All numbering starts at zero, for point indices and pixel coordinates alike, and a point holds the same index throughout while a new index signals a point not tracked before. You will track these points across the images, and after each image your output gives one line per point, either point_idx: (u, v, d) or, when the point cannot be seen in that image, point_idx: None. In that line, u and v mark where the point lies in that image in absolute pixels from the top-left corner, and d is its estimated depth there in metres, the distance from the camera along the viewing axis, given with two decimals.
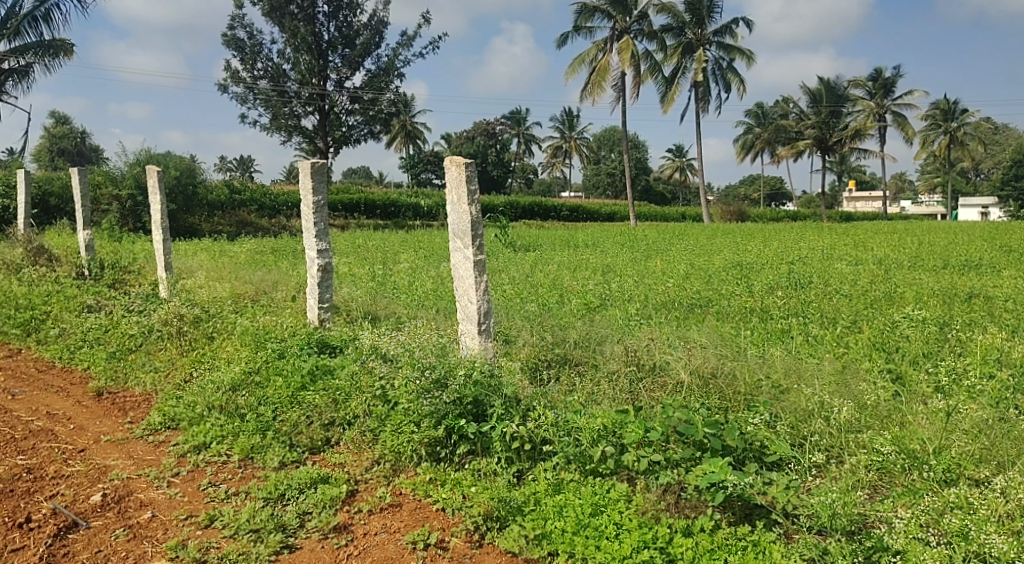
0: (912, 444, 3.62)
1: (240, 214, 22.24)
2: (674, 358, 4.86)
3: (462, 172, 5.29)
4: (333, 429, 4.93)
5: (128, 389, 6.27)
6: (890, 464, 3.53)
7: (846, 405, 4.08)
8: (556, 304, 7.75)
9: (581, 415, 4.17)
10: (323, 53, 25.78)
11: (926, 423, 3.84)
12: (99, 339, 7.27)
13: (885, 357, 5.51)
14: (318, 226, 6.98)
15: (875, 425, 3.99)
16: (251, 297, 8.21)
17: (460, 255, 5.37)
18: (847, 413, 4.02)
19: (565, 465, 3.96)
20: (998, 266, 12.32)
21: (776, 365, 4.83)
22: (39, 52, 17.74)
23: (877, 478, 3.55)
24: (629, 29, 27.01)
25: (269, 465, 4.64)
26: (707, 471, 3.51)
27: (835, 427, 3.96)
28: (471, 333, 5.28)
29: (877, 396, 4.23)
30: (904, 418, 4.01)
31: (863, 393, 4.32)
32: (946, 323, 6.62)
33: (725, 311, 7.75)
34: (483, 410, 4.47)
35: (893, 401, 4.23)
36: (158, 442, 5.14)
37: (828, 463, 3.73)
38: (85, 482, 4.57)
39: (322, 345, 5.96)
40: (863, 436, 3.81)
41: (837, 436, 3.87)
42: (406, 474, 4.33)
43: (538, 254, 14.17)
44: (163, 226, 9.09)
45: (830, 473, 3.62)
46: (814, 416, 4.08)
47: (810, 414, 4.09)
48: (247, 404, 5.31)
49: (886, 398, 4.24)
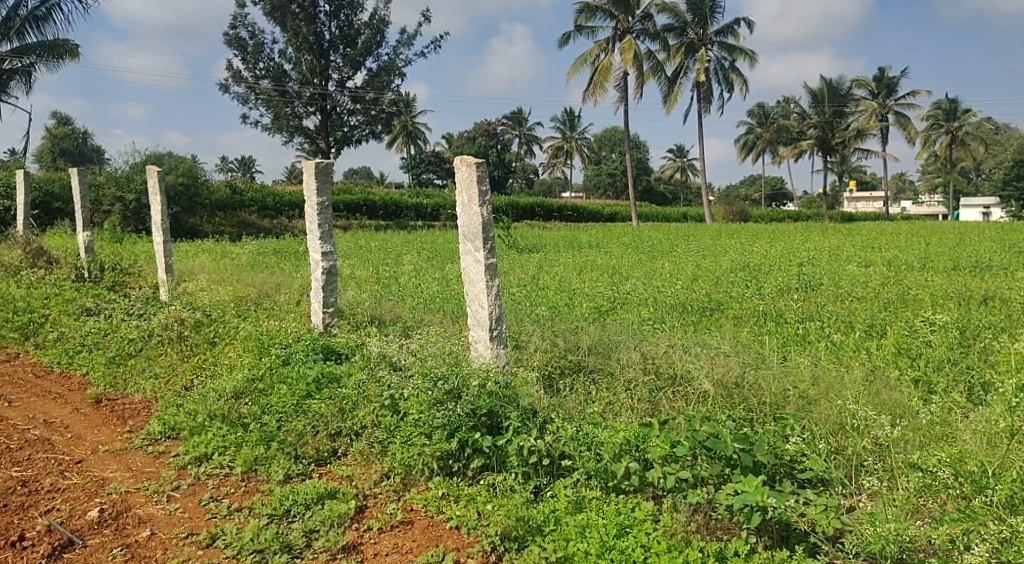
0: (971, 463, 3.37)
1: (241, 215, 22.05)
2: (696, 368, 4.66)
3: (473, 172, 5.10)
4: (340, 439, 4.75)
5: (128, 395, 6.08)
6: (946, 486, 3.27)
7: (885, 420, 3.89)
8: (566, 308, 7.59)
9: (602, 428, 3.97)
10: (324, 53, 25.59)
11: (980, 441, 3.60)
12: (98, 343, 7.09)
13: (910, 364, 5.33)
14: (322, 228, 6.79)
15: (920, 441, 3.79)
16: (254, 300, 8.04)
17: (470, 259, 5.17)
18: (891, 430, 3.80)
19: (586, 481, 3.77)
20: (1009, 266, 12.14)
21: (804, 374, 4.64)
22: (41, 53, 17.59)
23: (928, 502, 3.31)
24: (632, 29, 26.80)
25: (273, 478, 4.45)
26: (741, 490, 3.28)
27: (877, 445, 3.73)
28: (482, 339, 5.09)
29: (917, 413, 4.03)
30: (952, 432, 3.79)
31: (898, 408, 4.14)
32: (966, 328, 6.46)
33: (740, 315, 7.58)
34: (498, 422, 4.27)
35: (931, 414, 4.04)
36: (158, 453, 4.95)
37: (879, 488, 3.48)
38: (81, 496, 4.38)
39: (327, 351, 5.77)
40: (915, 455, 3.56)
41: (881, 456, 3.68)
42: (417, 488, 4.14)
43: (542, 255, 14.03)
44: (164, 228, 8.88)
45: (880, 497, 3.39)
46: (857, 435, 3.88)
47: (845, 430, 3.90)
48: (252, 414, 5.14)
49: (926, 412, 4.03)
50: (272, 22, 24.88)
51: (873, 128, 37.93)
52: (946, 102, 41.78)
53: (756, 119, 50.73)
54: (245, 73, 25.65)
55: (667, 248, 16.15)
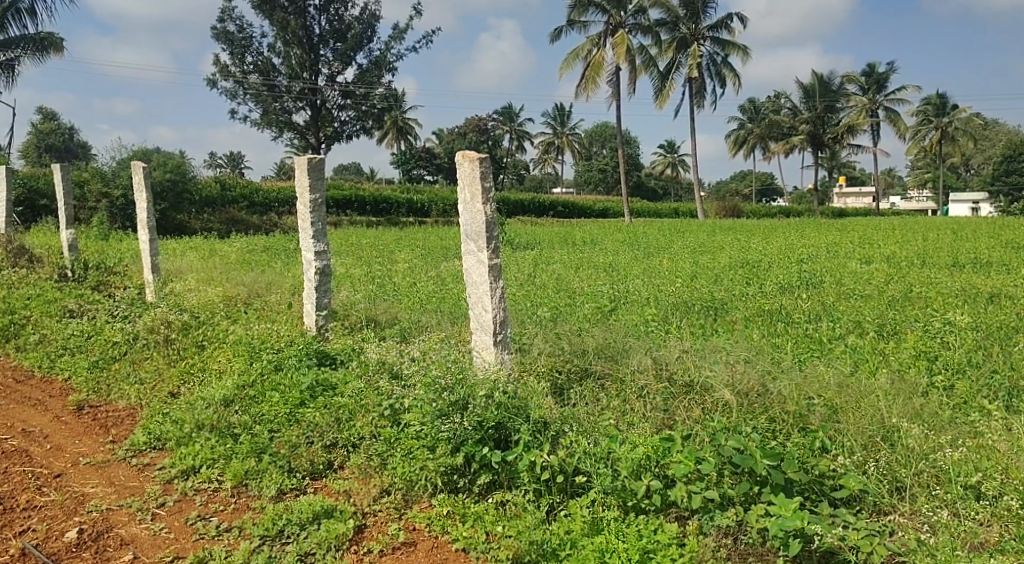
0: None
1: (229, 211, 21.65)
2: (715, 377, 4.41)
3: (476, 168, 4.82)
4: (336, 451, 4.49)
5: (112, 402, 5.80)
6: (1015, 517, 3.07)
7: (932, 443, 3.68)
8: (568, 309, 7.29)
9: (619, 442, 3.73)
10: (315, 47, 25.20)
11: None
12: (81, 347, 6.79)
13: (931, 368, 5.09)
14: (316, 226, 6.50)
15: (968, 457, 3.58)
16: (244, 300, 7.74)
17: (474, 260, 4.90)
18: (953, 455, 3.58)
19: (603, 500, 3.52)
20: (1009, 263, 11.90)
21: (827, 382, 4.41)
22: (25, 47, 17.16)
23: (997, 538, 3.10)
24: (624, 24, 26.49)
25: (266, 494, 4.17)
26: (780, 515, 3.08)
27: (926, 470, 3.55)
28: (486, 344, 4.83)
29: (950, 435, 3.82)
30: (1006, 448, 3.58)
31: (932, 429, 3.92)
32: (982, 328, 6.22)
33: (747, 314, 7.29)
34: (506, 436, 4.02)
35: (964, 436, 3.84)
36: (142, 465, 4.68)
37: (931, 517, 3.28)
38: (59, 515, 4.10)
39: (322, 356, 5.50)
40: (973, 480, 3.39)
41: (930, 481, 3.50)
42: (419, 506, 3.90)
43: (538, 253, 13.69)
44: (150, 227, 8.56)
45: (940, 530, 3.18)
46: (896, 455, 3.67)
47: (886, 456, 3.69)
48: (241, 424, 4.86)
49: (959, 437, 3.83)
50: (261, 15, 24.50)
51: (863, 125, 37.89)
52: (935, 98, 41.70)
53: (748, 115, 50.73)
54: (233, 68, 25.24)
55: (663, 244, 15.81)
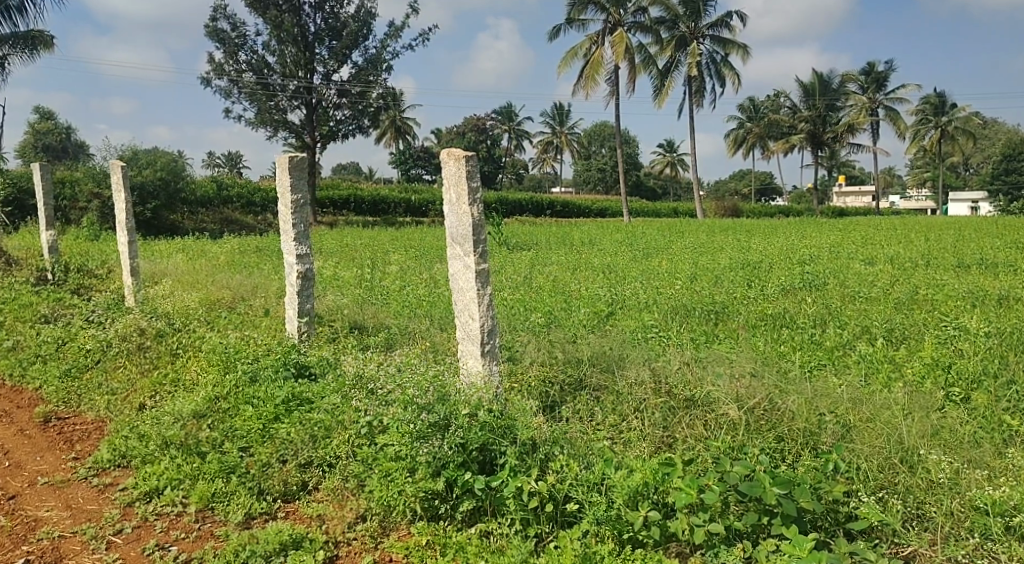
0: None
1: (223, 211, 21.34)
2: (719, 391, 4.08)
3: (462, 166, 4.48)
4: (310, 471, 4.16)
5: (81, 414, 5.47)
6: None
7: (960, 471, 3.38)
8: (562, 314, 6.98)
9: (614, 466, 3.41)
10: (309, 45, 24.86)
11: None
12: (53, 355, 6.45)
13: (947, 380, 4.75)
14: (298, 228, 6.17)
15: (1002, 489, 3.26)
16: (228, 305, 7.43)
17: (461, 264, 4.57)
18: (988, 488, 3.26)
19: (597, 531, 3.20)
20: (1016, 264, 11.58)
21: (839, 395, 4.09)
22: (16, 44, 16.78)
23: None
24: (624, 22, 26.12)
25: (232, 520, 3.85)
26: (793, 557, 2.78)
27: (955, 502, 3.24)
28: (473, 355, 4.48)
29: (978, 464, 3.49)
30: None
31: (958, 453, 3.59)
32: (995, 332, 5.90)
33: (749, 319, 7.00)
34: (491, 459, 3.70)
35: (994, 463, 3.52)
36: (104, 485, 4.33)
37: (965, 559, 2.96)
38: (7, 543, 3.78)
39: (300, 368, 5.17)
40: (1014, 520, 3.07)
41: (961, 515, 3.18)
42: (398, 534, 3.59)
43: (534, 254, 13.40)
44: (129, 227, 8.21)
45: None
46: (919, 481, 3.38)
47: (909, 486, 3.36)
48: (210, 441, 4.51)
49: (989, 466, 3.50)
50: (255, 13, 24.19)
51: (863, 124, 37.56)
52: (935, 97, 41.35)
53: (747, 114, 50.43)
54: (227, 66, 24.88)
55: (663, 244, 15.48)
